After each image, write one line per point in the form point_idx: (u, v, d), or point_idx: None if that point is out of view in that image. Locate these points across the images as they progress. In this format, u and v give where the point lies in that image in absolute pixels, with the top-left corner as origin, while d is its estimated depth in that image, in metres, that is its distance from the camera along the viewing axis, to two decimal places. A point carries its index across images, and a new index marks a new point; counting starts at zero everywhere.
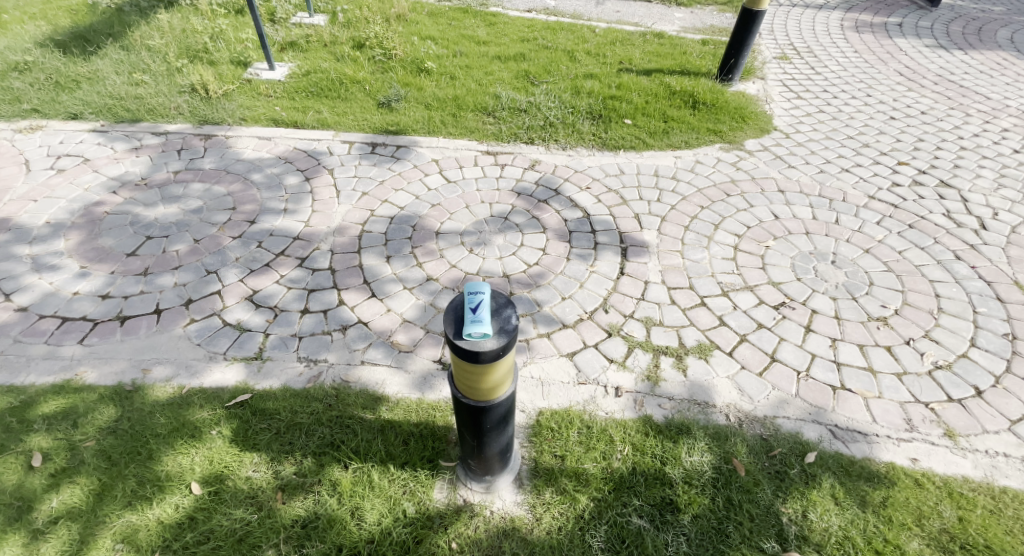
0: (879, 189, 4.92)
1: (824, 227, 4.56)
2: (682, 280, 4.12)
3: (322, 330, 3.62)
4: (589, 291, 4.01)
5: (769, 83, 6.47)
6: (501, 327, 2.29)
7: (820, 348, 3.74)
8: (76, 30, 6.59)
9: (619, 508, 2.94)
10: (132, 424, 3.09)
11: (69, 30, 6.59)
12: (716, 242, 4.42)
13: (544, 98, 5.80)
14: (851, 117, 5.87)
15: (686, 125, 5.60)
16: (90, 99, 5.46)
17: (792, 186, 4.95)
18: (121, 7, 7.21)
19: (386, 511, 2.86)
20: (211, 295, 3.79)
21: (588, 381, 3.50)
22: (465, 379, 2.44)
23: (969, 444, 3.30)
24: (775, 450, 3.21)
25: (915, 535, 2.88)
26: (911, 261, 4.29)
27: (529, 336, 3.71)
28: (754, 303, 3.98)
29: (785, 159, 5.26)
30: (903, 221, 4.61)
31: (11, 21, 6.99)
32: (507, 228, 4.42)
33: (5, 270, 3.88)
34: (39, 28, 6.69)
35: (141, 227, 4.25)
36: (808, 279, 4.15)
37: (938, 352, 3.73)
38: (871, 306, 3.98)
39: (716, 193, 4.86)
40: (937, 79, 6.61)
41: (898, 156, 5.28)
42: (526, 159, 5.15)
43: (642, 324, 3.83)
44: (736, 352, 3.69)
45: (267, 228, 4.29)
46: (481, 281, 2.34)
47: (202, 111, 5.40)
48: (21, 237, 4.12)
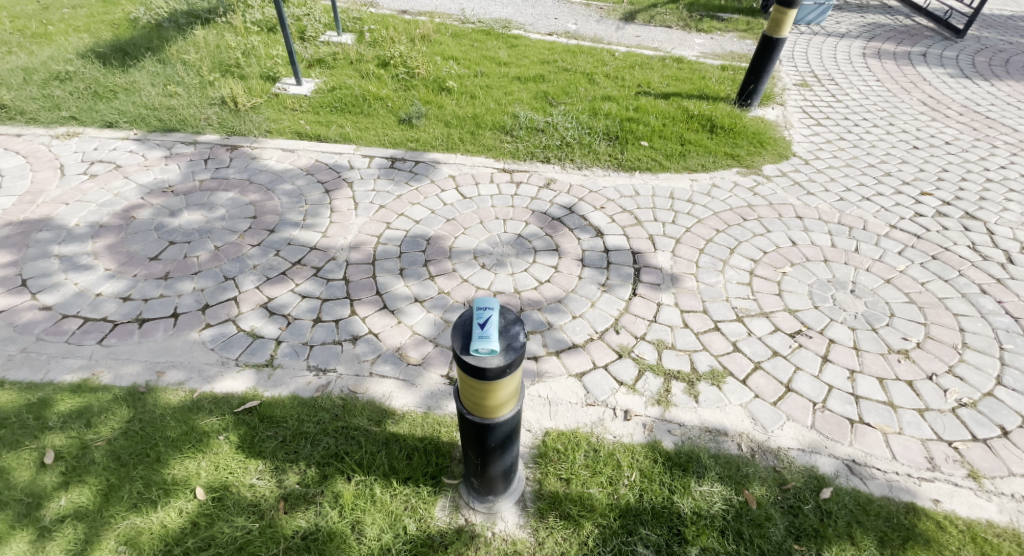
0: (901, 218, 4.82)
1: (844, 255, 4.47)
2: (695, 304, 4.07)
3: (333, 340, 3.65)
4: (600, 311, 3.99)
5: (790, 109, 6.44)
6: (508, 345, 2.29)
7: (837, 379, 3.64)
8: (118, 43, 6.87)
9: (624, 535, 2.89)
10: (142, 426, 3.13)
11: (110, 43, 6.87)
12: (731, 267, 4.36)
13: (562, 118, 5.84)
14: (872, 144, 5.80)
15: (703, 148, 5.58)
16: (126, 108, 5.66)
17: (810, 213, 4.88)
18: (160, 23, 7.51)
19: (386, 526, 2.84)
20: (228, 301, 3.85)
21: (597, 403, 3.46)
22: (470, 394, 2.43)
23: (993, 487, 3.18)
24: (789, 483, 3.13)
25: None
26: (934, 293, 4.17)
27: (539, 355, 3.68)
28: (769, 329, 3.91)
29: (804, 185, 5.19)
30: (927, 252, 4.50)
31: (56, 33, 7.33)
32: (520, 246, 4.43)
33: (34, 270, 3.99)
34: (81, 40, 6.99)
35: (165, 233, 4.35)
36: (826, 307, 4.07)
37: (962, 389, 3.60)
38: (891, 338, 3.87)
39: (732, 217, 4.81)
40: (962, 109, 6.51)
41: (921, 187, 5.18)
42: (542, 177, 5.18)
43: (653, 347, 3.78)
44: (749, 380, 3.62)
45: (285, 238, 4.37)
46: (491, 297, 2.34)
47: (230, 122, 5.55)
48: (51, 238, 4.25)
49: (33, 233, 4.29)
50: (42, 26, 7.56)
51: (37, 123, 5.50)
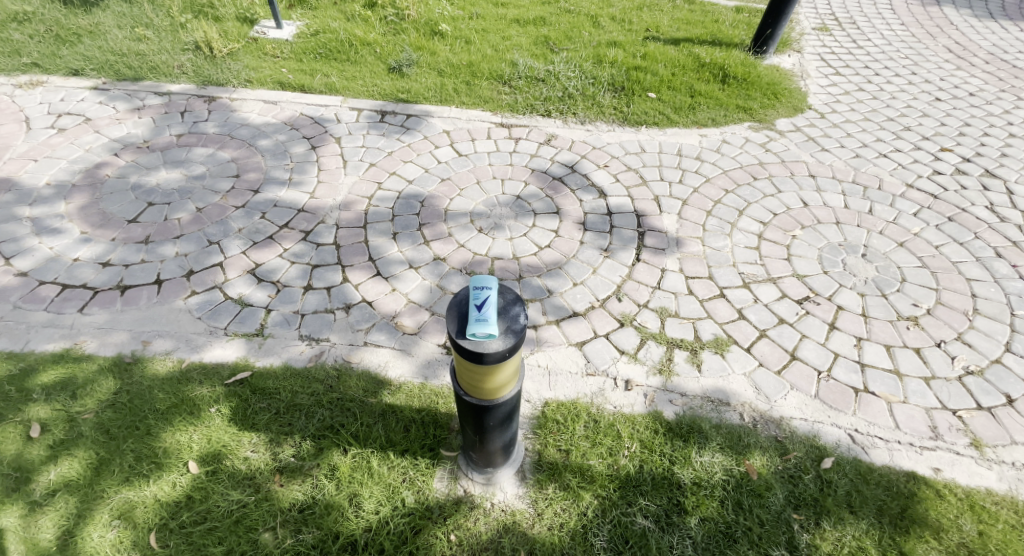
0: (918, 177, 4.61)
1: (856, 217, 4.30)
2: (701, 269, 3.93)
3: (324, 308, 3.51)
4: (602, 278, 3.85)
5: (806, 56, 6.07)
6: (508, 327, 2.16)
7: (843, 347, 3.57)
8: None
9: (624, 506, 2.87)
10: (130, 398, 3.03)
11: None
12: (739, 230, 4.19)
13: (564, 66, 5.48)
14: (892, 96, 5.50)
15: (714, 101, 5.28)
16: (91, 54, 5.27)
17: (824, 171, 4.66)
18: None
19: (384, 499, 2.80)
20: (214, 267, 3.68)
21: (597, 372, 3.39)
22: (468, 377, 2.33)
23: (995, 455, 3.16)
24: (790, 453, 3.10)
25: (932, 549, 2.78)
26: (948, 257, 4.04)
27: (538, 324, 3.58)
28: (776, 296, 3.80)
29: (818, 141, 4.94)
30: (942, 213, 4.33)
31: None
32: (519, 208, 4.23)
33: (6, 234, 3.78)
34: None
35: (142, 192, 4.12)
36: (835, 272, 3.94)
37: (970, 356, 3.54)
38: (901, 304, 3.77)
39: (742, 176, 4.60)
40: (988, 57, 6.16)
41: (941, 142, 4.94)
42: (542, 132, 4.91)
43: (656, 315, 3.67)
44: (754, 349, 3.54)
45: (271, 198, 4.15)
46: (488, 275, 2.17)
47: (206, 71, 5.19)
48: (22, 198, 4.02)
49: (2, 193, 4.06)
50: None
51: None
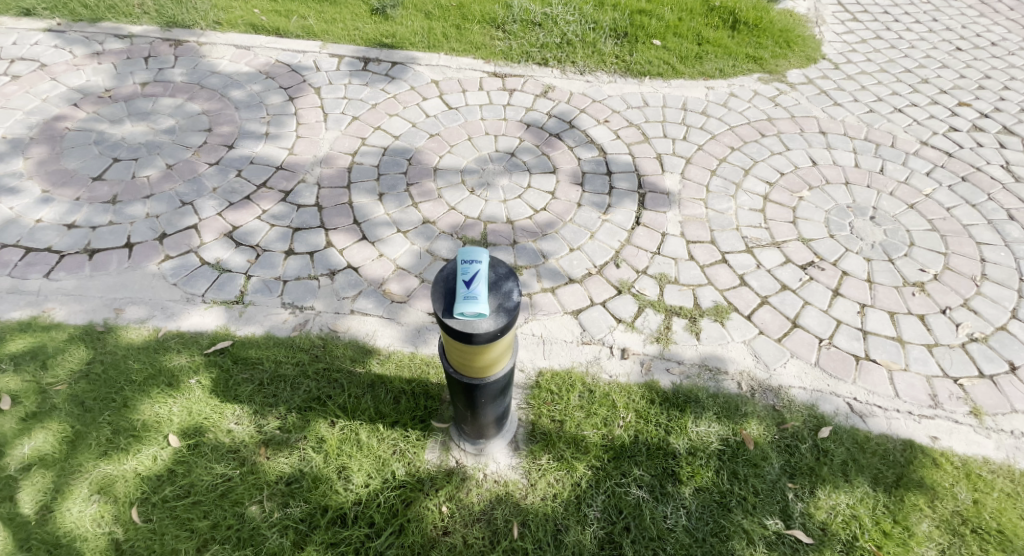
0: (933, 133, 4.40)
1: (866, 176, 4.12)
2: (703, 233, 3.77)
3: (308, 274, 3.34)
4: (600, 242, 3.68)
5: (820, 1, 5.71)
6: (499, 305, 2.01)
7: (846, 314, 3.46)
8: None
9: (618, 477, 2.79)
10: (105, 368, 2.88)
11: None
12: (744, 191, 4.00)
13: (563, 9, 5.10)
14: (910, 45, 5.20)
15: (722, 49, 4.96)
16: None
17: (835, 127, 4.43)
18: None
19: (373, 472, 2.71)
20: (188, 229, 3.47)
21: (593, 341, 3.28)
22: (456, 355, 2.19)
23: (994, 424, 3.09)
24: (788, 423, 3.03)
25: (926, 516, 2.73)
26: (959, 220, 3.89)
27: (532, 291, 3.44)
28: (780, 261, 3.66)
29: (830, 95, 4.68)
30: (956, 173, 4.15)
31: None
32: (513, 166, 4.00)
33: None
34: None
35: (106, 147, 3.84)
36: (842, 236, 3.80)
37: (975, 323, 3.44)
38: (908, 270, 3.65)
39: (749, 132, 4.36)
40: (1012, 4, 5.82)
41: (958, 96, 4.69)
42: (538, 84, 4.61)
43: (655, 282, 3.54)
44: (755, 316, 3.43)
45: (247, 155, 3.89)
46: (478, 247, 2.00)
47: (170, 12, 4.80)
48: None
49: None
50: None
51: None
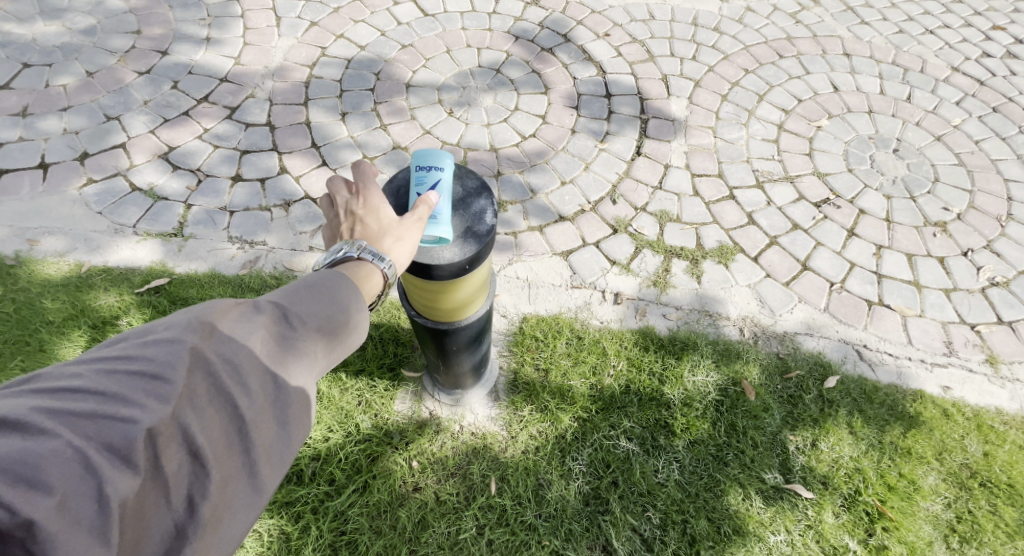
0: (965, 59, 3.99)
1: (892, 104, 3.74)
2: (709, 165, 3.39)
3: (258, 205, 2.90)
4: (595, 175, 3.29)
5: None
6: (467, 230, 1.62)
7: (861, 256, 3.16)
8: None
9: (606, 429, 2.51)
10: (16, 308, 2.47)
11: None
12: (757, 119, 3.60)
13: None
14: None
15: None
16: None
17: (860, 49, 4.00)
18: None
19: (335, 425, 2.42)
20: (114, 149, 2.98)
21: (584, 285, 2.94)
22: (419, 295, 1.82)
23: (1010, 372, 2.85)
24: (792, 372, 2.76)
25: (933, 470, 2.52)
26: (987, 154, 3.56)
27: (518, 229, 3.07)
28: (792, 198, 3.32)
29: (857, 12, 4.22)
30: (987, 103, 3.78)
31: None
32: (498, 84, 3.54)
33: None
34: None
35: (14, 51, 3.28)
36: (862, 170, 3.45)
37: (997, 267, 3.16)
38: (930, 208, 3.34)
39: (765, 53, 3.91)
40: None
41: (993, 20, 4.26)
42: None
43: (655, 220, 3.18)
44: (762, 258, 3.10)
45: (184, 63, 3.36)
46: (442, 151, 1.60)
47: None
48: None
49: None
50: None
51: None
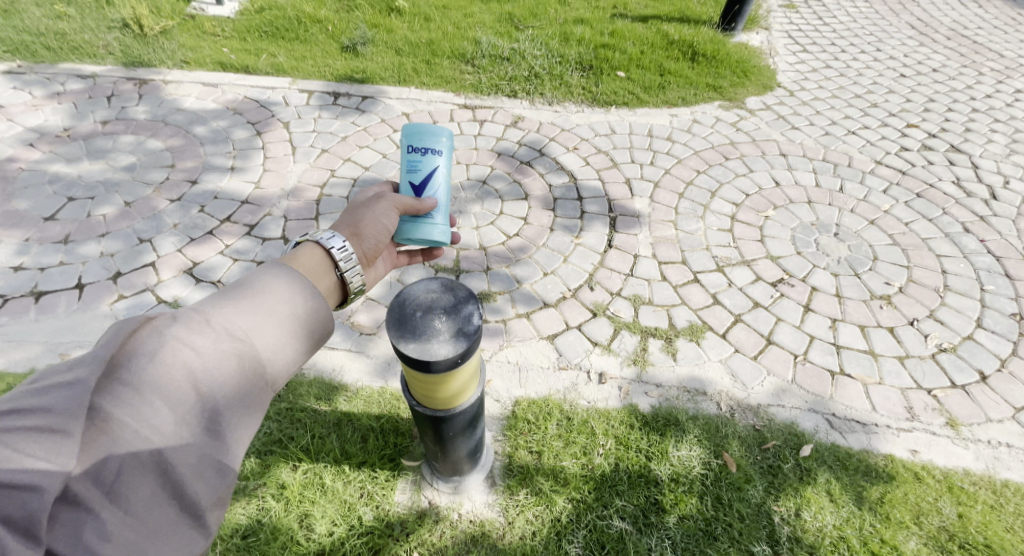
0: (886, 153, 4.59)
1: (827, 195, 4.25)
2: (674, 254, 3.81)
3: None
4: (573, 266, 3.69)
5: (772, 35, 5.99)
6: (459, 329, 1.96)
7: (818, 329, 3.49)
8: None
9: (600, 509, 2.68)
10: None
11: None
12: (712, 212, 4.08)
13: (529, 44, 5.23)
14: (858, 73, 5.47)
15: (683, 79, 5.14)
16: (6, 35, 4.81)
17: (794, 149, 4.59)
18: None
19: (338, 519, 2.57)
20: (144, 267, 3.35)
21: (570, 365, 3.23)
22: (418, 386, 2.12)
23: (971, 434, 3.09)
24: (769, 442, 2.97)
25: (914, 534, 2.66)
26: (917, 234, 4.03)
27: (507, 317, 3.41)
28: (751, 279, 3.71)
29: (787, 120, 4.87)
30: (911, 189, 4.32)
31: None
32: (486, 195, 4.03)
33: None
34: None
35: (61, 187, 3.75)
36: (809, 253, 3.88)
37: (942, 334, 3.50)
38: (874, 283, 3.73)
39: (713, 156, 4.48)
40: (948, 34, 6.17)
41: (907, 118, 4.92)
42: (508, 114, 4.70)
43: (630, 303, 3.53)
44: (730, 335, 3.43)
45: (211, 190, 3.82)
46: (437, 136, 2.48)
47: (136, 52, 4.76)
48: None
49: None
50: None
51: None
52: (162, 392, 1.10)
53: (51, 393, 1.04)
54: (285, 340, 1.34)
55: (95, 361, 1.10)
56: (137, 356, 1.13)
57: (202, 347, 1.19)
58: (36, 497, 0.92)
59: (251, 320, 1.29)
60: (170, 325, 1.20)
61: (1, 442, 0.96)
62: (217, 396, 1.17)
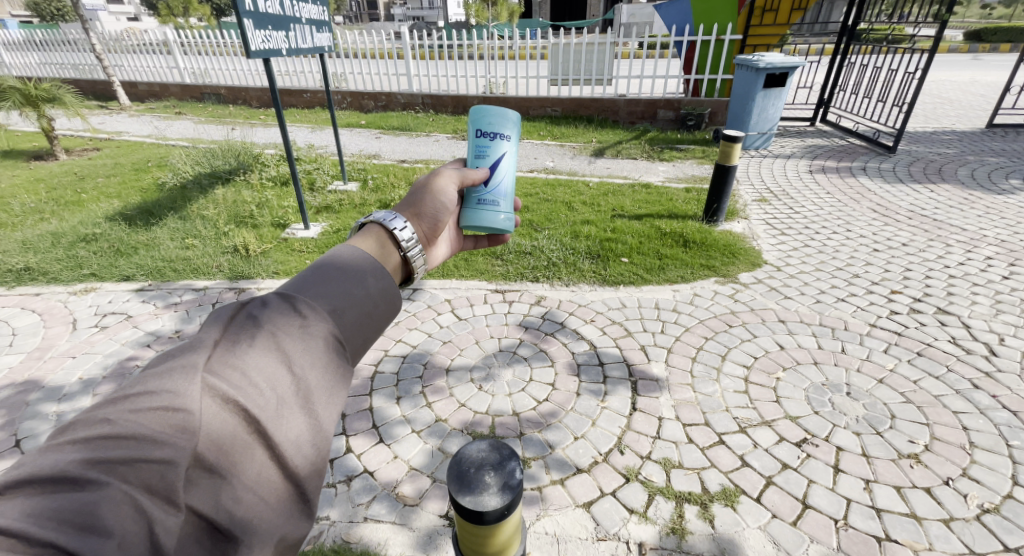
0: (878, 316, 5.07)
1: (832, 356, 4.63)
2: (696, 416, 4.10)
3: (326, 483, 3.61)
4: (601, 430, 4.00)
5: (753, 222, 6.98)
6: (505, 483, 2.37)
7: (853, 491, 3.54)
8: (143, 205, 7.42)
9: None
10: None
11: (136, 205, 7.42)
12: (725, 374, 4.46)
13: (547, 242, 6.27)
14: (835, 249, 6.24)
15: (680, 261, 5.96)
16: (144, 262, 6.05)
17: (791, 315, 5.13)
18: (185, 183, 8.08)
19: None
20: None
21: (609, 536, 3.32)
22: (470, 539, 2.45)
23: None
24: None
25: None
26: (929, 391, 4.26)
27: (542, 483, 3.63)
28: (775, 440, 3.89)
29: (779, 290, 5.51)
30: (910, 348, 4.68)
31: (88, 198, 7.86)
32: (516, 361, 4.59)
33: (29, 429, 4.00)
34: (110, 204, 7.52)
35: None
36: (826, 412, 4.11)
37: (980, 492, 3.52)
38: (898, 442, 3.86)
39: (718, 324, 5.03)
40: (910, 214, 7.04)
41: (889, 286, 5.50)
42: (532, 295, 5.46)
43: (661, 467, 3.73)
44: (764, 498, 3.51)
45: None
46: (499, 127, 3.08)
47: (240, 268, 5.90)
48: (51, 395, 4.33)
49: (32, 392, 4.37)
50: (76, 193, 8.12)
51: (57, 281, 5.83)
52: (237, 399, 1.36)
53: (171, 379, 1.36)
54: (334, 369, 1.54)
55: (196, 364, 1.39)
56: (220, 366, 1.40)
57: (267, 367, 1.44)
58: (170, 469, 1.25)
59: (308, 347, 1.51)
60: (246, 342, 1.47)
61: (143, 421, 1.29)
62: (300, 402, 1.44)
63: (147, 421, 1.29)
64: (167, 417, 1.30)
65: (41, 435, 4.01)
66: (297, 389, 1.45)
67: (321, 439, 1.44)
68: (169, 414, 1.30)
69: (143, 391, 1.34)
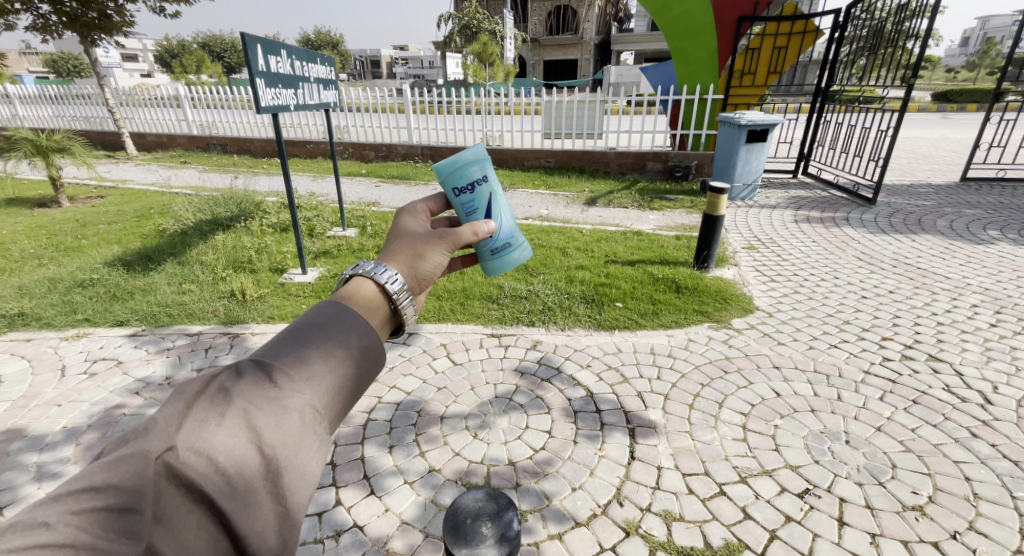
0: (872, 363, 5.10)
1: (829, 403, 4.61)
2: (696, 464, 4.03)
3: (314, 537, 3.49)
4: (600, 479, 3.91)
5: (743, 269, 7.13)
6: (502, 534, 2.31)
7: (859, 546, 3.45)
8: (143, 251, 7.48)
9: None
10: None
11: (136, 251, 7.49)
12: (723, 421, 4.43)
13: (542, 286, 6.36)
14: (825, 296, 6.35)
15: (673, 306, 6.03)
16: (139, 307, 6.05)
17: (786, 361, 5.16)
18: (186, 230, 8.20)
19: None
20: None
21: None
22: None
23: None
24: None
25: None
26: (928, 440, 4.23)
27: (539, 537, 3.50)
28: (776, 490, 3.82)
29: (773, 336, 5.57)
30: (906, 396, 4.69)
31: (88, 244, 7.94)
32: (511, 408, 4.54)
33: (6, 481, 3.87)
34: (110, 250, 7.59)
35: None
36: (826, 461, 4.05)
37: (989, 547, 3.43)
38: (901, 493, 3.79)
39: (713, 370, 5.05)
40: (895, 262, 7.22)
41: (880, 332, 5.57)
42: (528, 339, 5.49)
43: (661, 519, 3.62)
44: (769, 553, 3.41)
45: None
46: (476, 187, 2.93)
47: (235, 313, 5.92)
48: (33, 444, 4.22)
49: (15, 441, 4.26)
50: (76, 239, 8.20)
51: (50, 327, 5.79)
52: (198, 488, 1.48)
53: (121, 471, 1.44)
54: (302, 448, 1.63)
55: (153, 451, 1.47)
56: (181, 451, 1.49)
57: (233, 449, 1.55)
58: None
59: (278, 424, 1.61)
60: (214, 422, 1.57)
61: (95, 519, 1.40)
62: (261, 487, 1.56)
63: (94, 523, 1.39)
64: (120, 517, 1.41)
65: (19, 486, 3.88)
66: (260, 472, 1.56)
67: (281, 521, 1.57)
68: (122, 513, 1.41)
69: (91, 487, 1.43)
